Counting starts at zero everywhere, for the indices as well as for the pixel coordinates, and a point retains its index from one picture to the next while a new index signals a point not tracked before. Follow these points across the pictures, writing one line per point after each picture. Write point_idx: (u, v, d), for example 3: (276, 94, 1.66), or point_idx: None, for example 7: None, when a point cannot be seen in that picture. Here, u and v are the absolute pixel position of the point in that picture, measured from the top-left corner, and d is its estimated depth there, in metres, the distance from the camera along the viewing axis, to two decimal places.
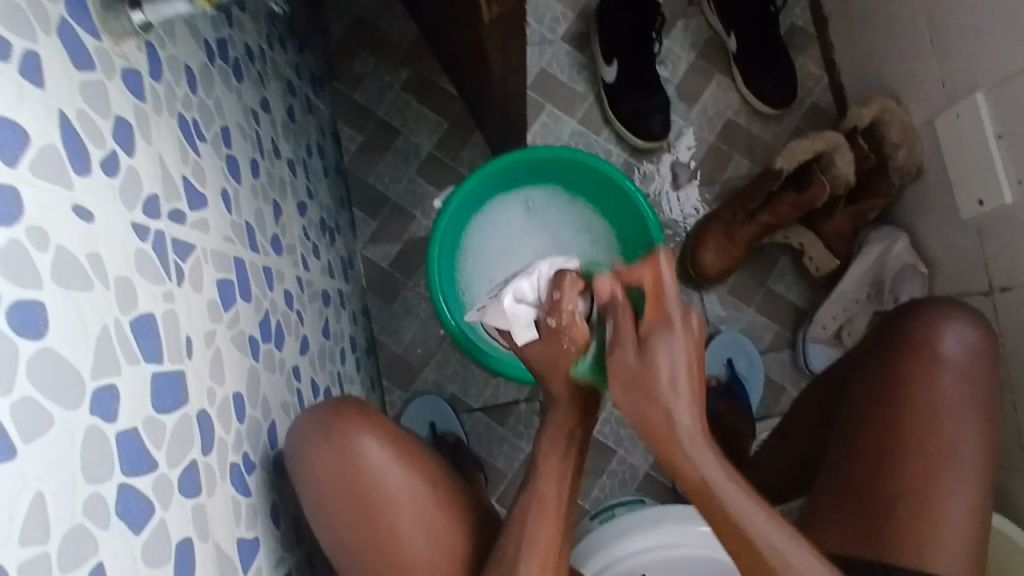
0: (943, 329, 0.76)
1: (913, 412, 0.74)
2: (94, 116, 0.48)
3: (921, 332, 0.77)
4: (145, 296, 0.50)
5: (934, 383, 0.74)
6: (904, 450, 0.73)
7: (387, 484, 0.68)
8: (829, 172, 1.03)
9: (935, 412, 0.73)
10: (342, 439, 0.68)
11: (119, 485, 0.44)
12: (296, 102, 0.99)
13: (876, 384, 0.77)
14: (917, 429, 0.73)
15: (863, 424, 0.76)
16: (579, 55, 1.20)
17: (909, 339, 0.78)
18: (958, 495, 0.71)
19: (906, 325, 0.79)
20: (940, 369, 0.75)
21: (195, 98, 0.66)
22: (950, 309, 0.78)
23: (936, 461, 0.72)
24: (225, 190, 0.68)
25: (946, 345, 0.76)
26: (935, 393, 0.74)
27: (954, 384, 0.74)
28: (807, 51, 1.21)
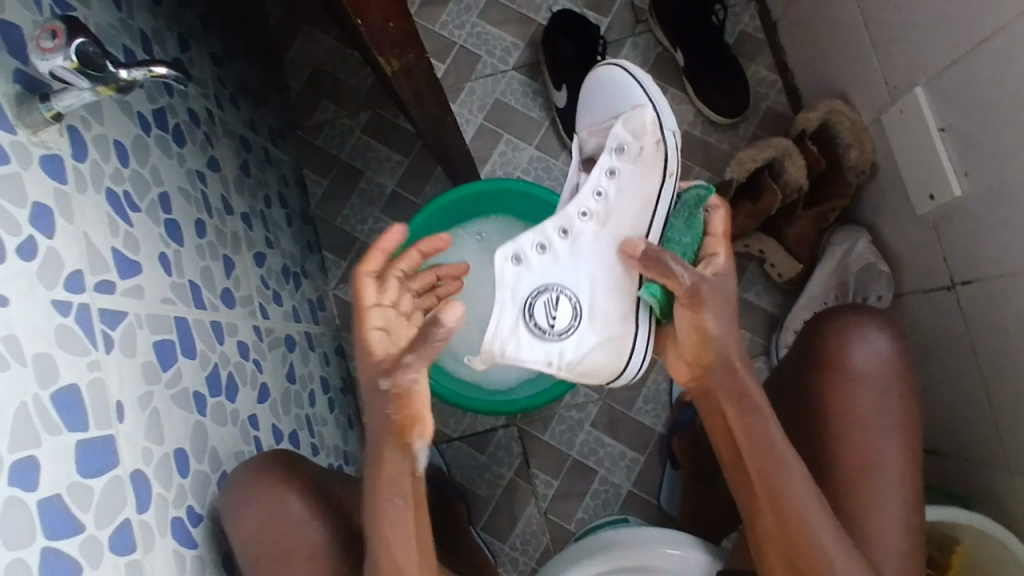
0: (853, 338, 0.76)
1: (832, 428, 0.75)
2: (7, 205, 0.52)
3: (830, 345, 0.77)
4: (67, 369, 0.53)
5: (847, 396, 0.75)
6: (830, 462, 0.75)
7: (308, 535, 0.71)
8: (780, 178, 1.03)
9: (850, 419, 0.75)
10: (269, 492, 0.70)
11: (41, 550, 0.47)
12: (252, 157, 1.02)
13: (798, 399, 0.79)
14: (839, 439, 0.75)
15: (796, 444, 0.79)
16: (532, 82, 1.22)
17: (820, 352, 0.78)
18: (885, 499, 0.72)
19: (818, 336, 0.78)
20: (851, 379, 0.75)
21: (127, 170, 0.69)
22: (857, 316, 0.78)
23: (859, 468, 0.73)
24: (164, 254, 0.72)
25: (856, 354, 0.76)
26: (850, 401, 0.75)
27: (866, 392, 0.75)
28: (759, 57, 1.22)
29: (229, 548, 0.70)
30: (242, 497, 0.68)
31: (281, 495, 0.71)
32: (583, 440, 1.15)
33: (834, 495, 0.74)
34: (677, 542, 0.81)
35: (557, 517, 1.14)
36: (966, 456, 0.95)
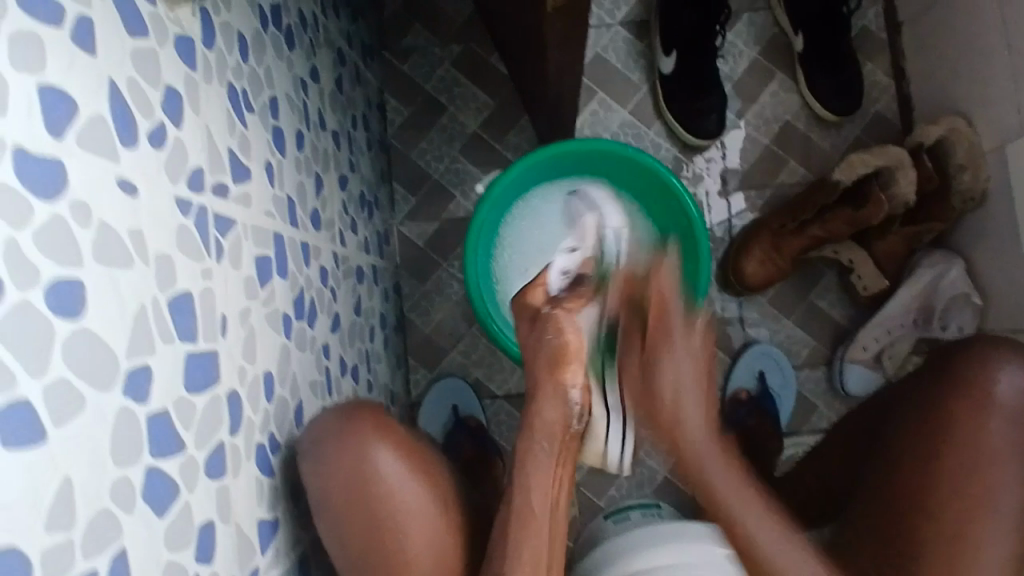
0: (997, 366, 0.70)
1: (951, 459, 0.68)
2: (144, 84, 0.47)
3: (971, 369, 0.71)
4: (183, 274, 0.49)
5: (980, 428, 0.68)
6: (940, 493, 0.68)
7: (399, 497, 0.64)
8: (888, 189, 0.99)
9: (975, 446, 0.67)
10: (356, 445, 0.64)
11: (146, 469, 0.43)
12: (345, 73, 0.97)
13: (917, 422, 0.73)
14: (956, 471, 0.68)
15: (898, 469, 0.72)
16: (637, 42, 1.15)
17: (959, 376, 0.71)
18: (995, 551, 0.64)
19: (958, 361, 0.73)
20: (988, 406, 0.69)
21: (246, 67, 0.64)
22: (1005, 345, 0.72)
23: (968, 505, 0.66)
24: (270, 163, 0.67)
25: (998, 385, 0.69)
26: (978, 430, 0.68)
27: (1001, 426, 0.68)
28: (877, 57, 1.15)
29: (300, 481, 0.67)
30: (324, 446, 0.63)
31: (371, 450, 0.65)
32: None
33: (936, 530, 0.67)
34: None
35: (589, 491, 1.13)
36: None
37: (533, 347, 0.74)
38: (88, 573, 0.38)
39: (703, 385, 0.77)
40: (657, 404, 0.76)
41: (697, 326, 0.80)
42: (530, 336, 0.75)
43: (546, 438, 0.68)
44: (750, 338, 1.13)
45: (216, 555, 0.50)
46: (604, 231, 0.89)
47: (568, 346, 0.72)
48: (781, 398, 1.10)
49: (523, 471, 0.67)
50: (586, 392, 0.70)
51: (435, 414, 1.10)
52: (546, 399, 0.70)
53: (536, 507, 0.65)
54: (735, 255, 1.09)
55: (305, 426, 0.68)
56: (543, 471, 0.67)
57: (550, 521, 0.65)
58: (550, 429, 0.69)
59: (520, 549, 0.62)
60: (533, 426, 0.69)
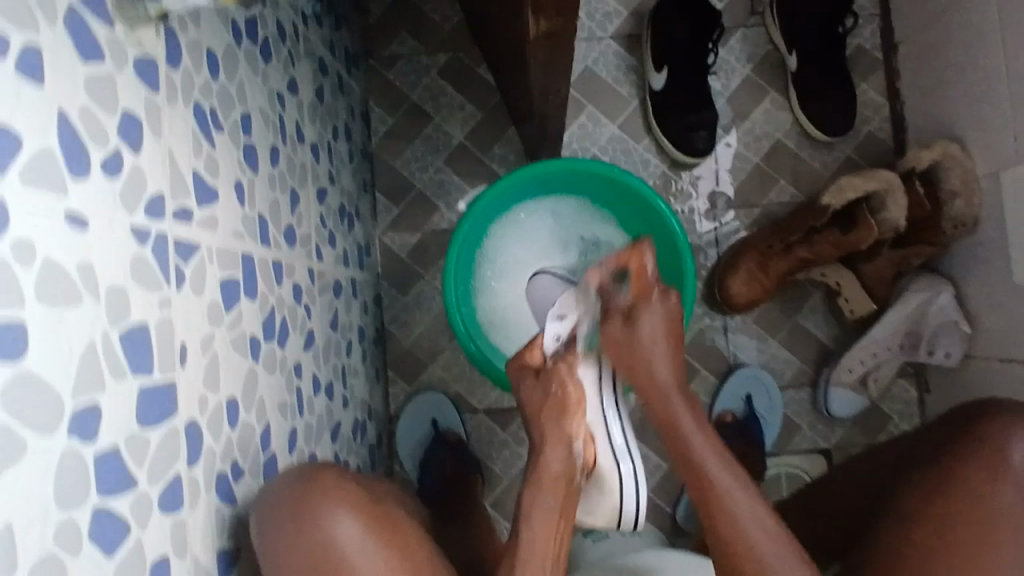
0: (1013, 436, 0.69)
1: (959, 509, 0.68)
2: (98, 111, 0.45)
3: (992, 435, 0.70)
4: (139, 306, 0.48)
5: (993, 495, 0.67)
6: (933, 557, 0.67)
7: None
8: (877, 214, 0.98)
9: (983, 518, 0.67)
10: (309, 521, 0.58)
11: (94, 509, 0.43)
12: (328, 83, 0.95)
13: (928, 477, 0.72)
14: (958, 536, 0.67)
15: (901, 525, 0.71)
16: (627, 56, 1.14)
17: (974, 441, 0.71)
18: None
19: (970, 428, 0.73)
20: (1003, 475, 0.68)
21: (216, 84, 0.62)
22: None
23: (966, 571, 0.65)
24: (240, 182, 0.65)
25: (1012, 449, 0.69)
26: (992, 492, 0.67)
27: (1014, 493, 0.67)
28: (871, 77, 1.14)
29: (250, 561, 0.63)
30: (276, 522, 0.58)
31: (326, 521, 0.59)
32: None
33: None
34: None
35: None
36: None
37: (535, 397, 0.76)
38: None
39: (677, 380, 0.73)
40: (632, 352, 0.73)
41: (670, 297, 0.76)
42: (535, 391, 0.77)
43: (556, 492, 0.69)
44: (734, 359, 1.12)
45: None
46: (591, 297, 0.80)
47: (568, 399, 0.75)
48: (763, 419, 1.09)
49: (528, 525, 0.67)
50: (587, 446, 0.73)
51: (415, 429, 1.10)
52: (551, 445, 0.72)
53: (537, 558, 0.65)
54: (722, 274, 1.08)
55: (271, 449, 0.67)
56: (544, 522, 0.67)
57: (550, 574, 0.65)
58: (552, 480, 0.69)
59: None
60: (540, 478, 0.70)
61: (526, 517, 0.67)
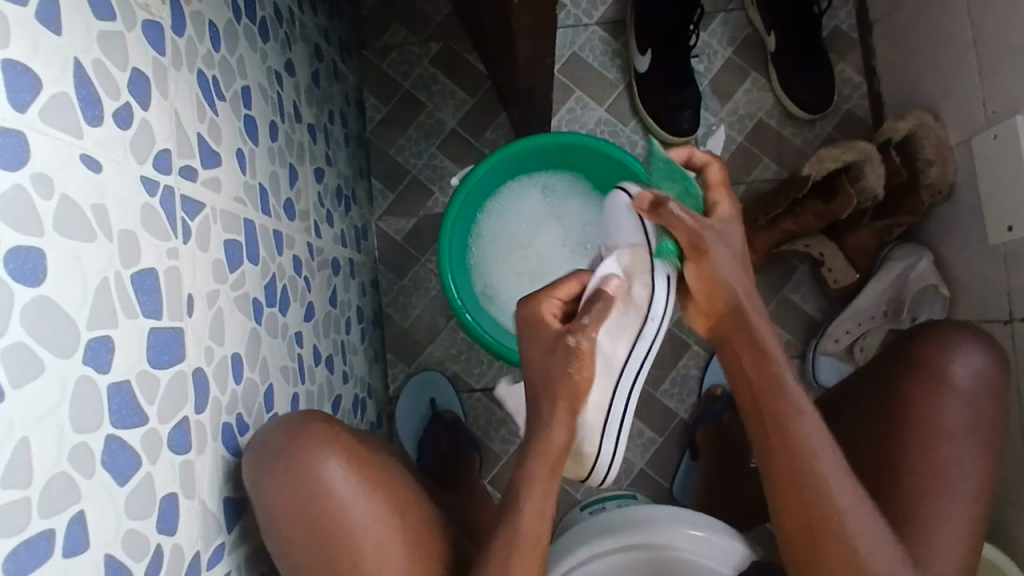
0: (954, 351, 0.72)
1: (910, 427, 0.70)
2: (110, 65, 0.48)
3: (930, 351, 0.73)
4: (148, 251, 0.50)
5: (939, 410, 0.69)
6: (891, 479, 0.68)
7: (354, 517, 0.60)
8: (857, 183, 1.01)
9: (932, 438, 0.68)
10: (301, 461, 0.60)
11: (107, 437, 0.44)
12: (323, 68, 0.98)
13: (876, 399, 0.75)
14: (913, 455, 0.68)
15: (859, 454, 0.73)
16: (613, 41, 1.17)
17: (919, 366, 0.73)
18: (947, 537, 0.65)
19: (912, 347, 0.74)
20: (947, 392, 0.70)
21: (218, 56, 0.65)
22: (964, 332, 0.73)
23: (924, 489, 0.67)
24: (241, 151, 0.68)
25: (953, 366, 0.71)
26: (934, 408, 0.70)
27: (957, 409, 0.69)
28: (848, 56, 1.17)
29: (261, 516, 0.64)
30: (268, 468, 0.59)
31: (315, 460, 0.61)
32: None
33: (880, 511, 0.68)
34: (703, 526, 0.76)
35: (567, 484, 1.14)
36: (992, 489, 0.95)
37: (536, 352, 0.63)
38: (45, 534, 0.39)
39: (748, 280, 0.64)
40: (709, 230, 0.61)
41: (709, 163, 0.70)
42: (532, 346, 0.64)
43: (555, 457, 0.62)
44: None
45: (179, 528, 0.51)
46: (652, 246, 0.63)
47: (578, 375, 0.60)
48: None
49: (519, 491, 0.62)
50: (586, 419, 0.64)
51: (413, 410, 1.11)
52: (553, 422, 0.62)
53: (534, 531, 0.61)
54: None
55: (274, 409, 0.69)
56: (542, 493, 0.62)
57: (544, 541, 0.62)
58: (551, 451, 0.62)
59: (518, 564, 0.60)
60: (536, 448, 0.62)
61: (517, 492, 0.62)
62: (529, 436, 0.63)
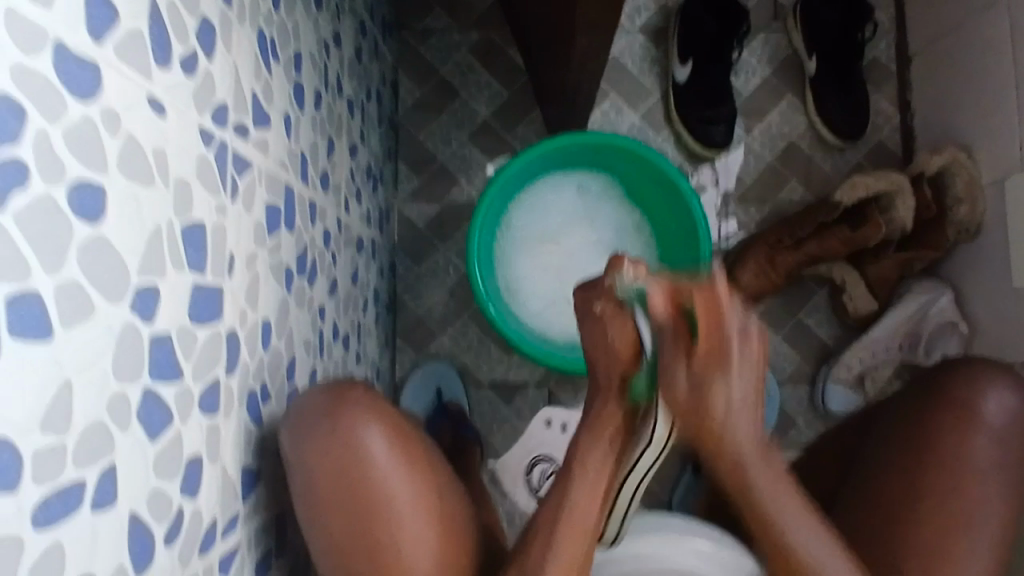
0: (985, 389, 0.71)
1: (938, 459, 0.70)
2: (182, 10, 0.46)
3: (963, 388, 0.72)
4: (199, 205, 0.48)
5: (968, 444, 0.69)
6: (919, 509, 0.68)
7: (393, 491, 0.59)
8: (887, 213, 1.02)
9: (961, 472, 0.68)
10: (344, 430, 0.59)
11: (145, 390, 0.42)
12: (365, 44, 0.97)
13: (904, 428, 0.74)
14: (939, 487, 0.68)
15: (884, 479, 0.72)
16: (653, 49, 1.17)
17: (948, 400, 0.73)
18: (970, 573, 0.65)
19: (942, 380, 0.75)
20: (977, 427, 0.70)
21: (276, 16, 0.63)
22: (995, 369, 0.73)
23: (951, 522, 0.66)
24: (288, 116, 0.67)
25: (984, 403, 0.71)
26: (964, 443, 0.69)
27: (986, 446, 0.69)
28: (884, 88, 1.18)
29: (276, 490, 0.63)
30: (309, 433, 0.57)
31: (357, 428, 0.59)
32: None
33: (908, 540, 0.67)
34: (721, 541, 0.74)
35: None
36: None
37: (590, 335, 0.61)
38: (78, 483, 0.37)
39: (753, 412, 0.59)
40: (701, 416, 0.57)
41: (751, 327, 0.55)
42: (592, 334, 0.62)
43: (614, 434, 0.63)
44: None
45: (200, 493, 0.49)
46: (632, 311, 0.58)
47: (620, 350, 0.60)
48: (762, 412, 1.11)
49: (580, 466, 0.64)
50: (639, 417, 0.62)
51: (419, 399, 1.08)
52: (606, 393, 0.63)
53: (583, 511, 0.63)
54: (732, 264, 1.10)
55: (295, 382, 0.68)
56: (597, 471, 0.64)
57: (594, 521, 0.64)
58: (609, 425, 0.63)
59: (563, 532, 0.63)
60: (595, 423, 0.64)
61: (571, 468, 0.64)
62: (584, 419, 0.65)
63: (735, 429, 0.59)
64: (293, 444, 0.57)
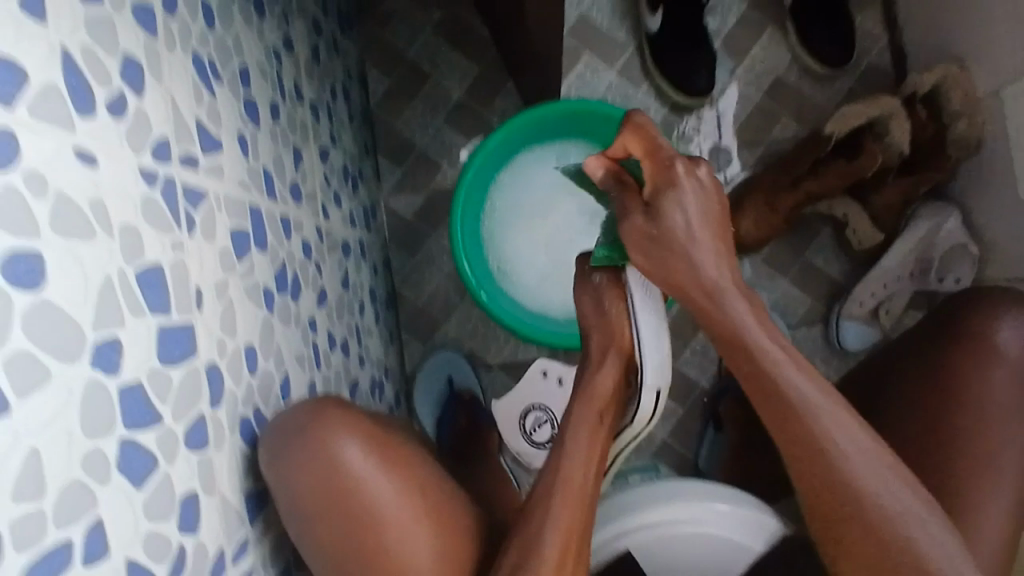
0: (999, 319, 0.77)
1: (962, 400, 0.75)
2: (100, 52, 0.45)
3: (976, 324, 0.79)
4: (151, 246, 0.48)
5: (985, 379, 0.75)
6: (953, 446, 0.73)
7: (377, 494, 0.60)
8: (881, 140, 0.98)
9: (980, 406, 0.74)
10: (320, 443, 0.60)
11: (121, 440, 0.43)
12: (323, 42, 0.95)
13: (921, 373, 0.80)
14: (972, 425, 0.73)
15: (917, 425, 0.76)
16: (622, 1, 1.13)
17: (953, 335, 0.80)
18: (999, 503, 0.70)
19: (959, 318, 0.80)
20: (992, 358, 0.75)
21: (213, 35, 0.62)
22: (1009, 302, 0.79)
23: (978, 458, 0.71)
24: (243, 134, 0.66)
25: (999, 332, 0.77)
26: (983, 371, 0.75)
27: (1005, 375, 0.75)
28: (869, 6, 1.13)
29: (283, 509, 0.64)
30: (287, 450, 0.58)
31: (335, 439, 0.61)
32: None
33: (951, 475, 0.71)
34: (732, 498, 0.73)
35: None
36: None
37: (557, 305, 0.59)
38: (63, 544, 0.37)
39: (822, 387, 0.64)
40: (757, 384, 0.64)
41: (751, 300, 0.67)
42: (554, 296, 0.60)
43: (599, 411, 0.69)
44: None
45: (200, 525, 0.50)
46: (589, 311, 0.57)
47: None
48: None
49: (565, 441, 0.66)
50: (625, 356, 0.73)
51: (429, 390, 1.10)
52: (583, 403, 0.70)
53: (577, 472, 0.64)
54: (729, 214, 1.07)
55: (291, 398, 0.68)
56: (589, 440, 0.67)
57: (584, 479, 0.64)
58: (590, 401, 0.70)
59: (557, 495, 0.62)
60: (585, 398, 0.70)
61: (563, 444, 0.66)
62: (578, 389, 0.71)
63: (794, 403, 0.63)
64: (271, 465, 0.58)
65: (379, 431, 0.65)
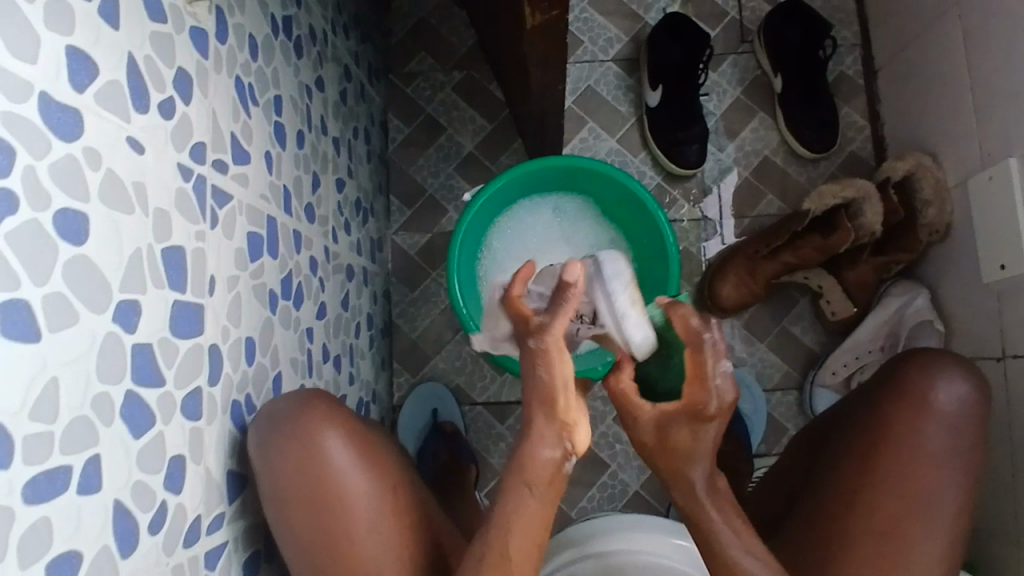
0: (938, 378, 0.73)
1: (897, 451, 0.72)
2: (159, 63, 0.53)
3: (915, 377, 0.74)
4: (178, 231, 0.55)
5: (922, 434, 0.71)
6: (878, 498, 0.71)
7: (351, 488, 0.64)
8: (855, 220, 1.05)
9: (915, 462, 0.71)
10: (304, 435, 0.64)
11: (127, 391, 0.48)
12: (351, 87, 1.05)
13: (863, 423, 0.76)
14: (901, 482, 0.70)
15: (842, 473, 0.74)
16: (627, 77, 1.23)
17: (898, 383, 0.75)
18: (928, 556, 0.68)
19: (898, 371, 0.76)
20: (929, 414, 0.72)
21: (254, 64, 0.71)
22: (950, 360, 0.75)
23: (911, 511, 0.69)
24: (269, 152, 0.73)
25: (938, 392, 0.73)
26: (917, 431, 0.72)
27: (940, 431, 0.71)
28: (854, 101, 1.22)
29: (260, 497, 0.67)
30: (271, 439, 0.63)
31: (318, 432, 0.65)
32: (602, 432, 1.18)
33: (871, 531, 0.70)
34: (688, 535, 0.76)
35: (561, 501, 1.17)
36: (982, 527, 0.95)
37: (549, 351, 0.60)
38: (64, 469, 0.42)
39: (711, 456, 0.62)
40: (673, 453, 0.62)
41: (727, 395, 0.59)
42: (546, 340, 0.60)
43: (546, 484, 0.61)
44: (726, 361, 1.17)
45: (184, 489, 0.54)
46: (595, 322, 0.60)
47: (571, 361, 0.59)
48: (751, 420, 1.13)
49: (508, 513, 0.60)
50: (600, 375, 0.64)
51: (415, 420, 1.14)
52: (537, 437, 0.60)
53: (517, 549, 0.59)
54: (712, 278, 1.14)
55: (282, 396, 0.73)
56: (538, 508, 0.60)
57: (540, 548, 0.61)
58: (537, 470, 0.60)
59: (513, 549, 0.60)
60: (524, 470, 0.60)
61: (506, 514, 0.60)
62: (519, 449, 0.61)
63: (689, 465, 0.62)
64: (258, 449, 0.62)
65: (360, 424, 0.69)
